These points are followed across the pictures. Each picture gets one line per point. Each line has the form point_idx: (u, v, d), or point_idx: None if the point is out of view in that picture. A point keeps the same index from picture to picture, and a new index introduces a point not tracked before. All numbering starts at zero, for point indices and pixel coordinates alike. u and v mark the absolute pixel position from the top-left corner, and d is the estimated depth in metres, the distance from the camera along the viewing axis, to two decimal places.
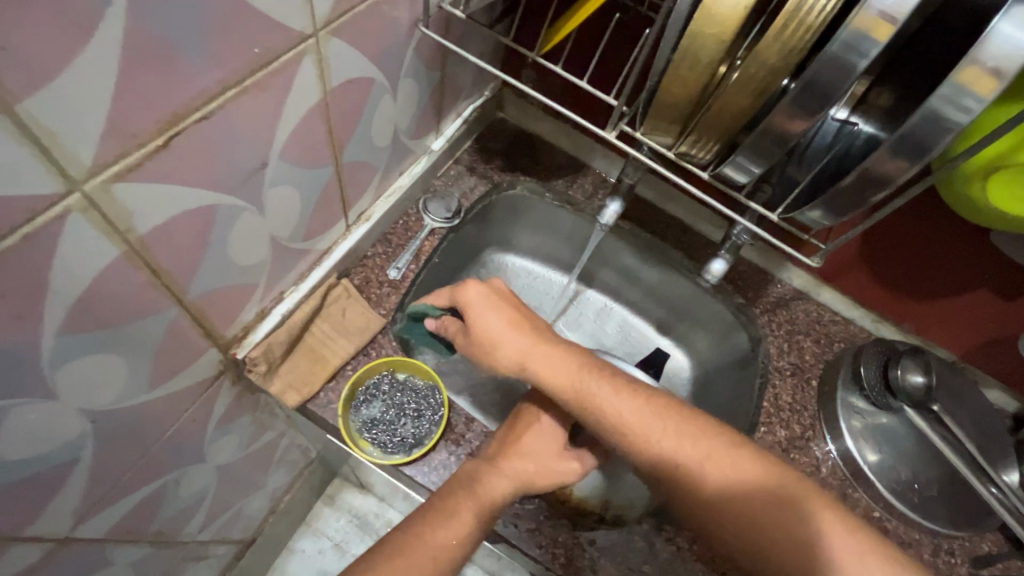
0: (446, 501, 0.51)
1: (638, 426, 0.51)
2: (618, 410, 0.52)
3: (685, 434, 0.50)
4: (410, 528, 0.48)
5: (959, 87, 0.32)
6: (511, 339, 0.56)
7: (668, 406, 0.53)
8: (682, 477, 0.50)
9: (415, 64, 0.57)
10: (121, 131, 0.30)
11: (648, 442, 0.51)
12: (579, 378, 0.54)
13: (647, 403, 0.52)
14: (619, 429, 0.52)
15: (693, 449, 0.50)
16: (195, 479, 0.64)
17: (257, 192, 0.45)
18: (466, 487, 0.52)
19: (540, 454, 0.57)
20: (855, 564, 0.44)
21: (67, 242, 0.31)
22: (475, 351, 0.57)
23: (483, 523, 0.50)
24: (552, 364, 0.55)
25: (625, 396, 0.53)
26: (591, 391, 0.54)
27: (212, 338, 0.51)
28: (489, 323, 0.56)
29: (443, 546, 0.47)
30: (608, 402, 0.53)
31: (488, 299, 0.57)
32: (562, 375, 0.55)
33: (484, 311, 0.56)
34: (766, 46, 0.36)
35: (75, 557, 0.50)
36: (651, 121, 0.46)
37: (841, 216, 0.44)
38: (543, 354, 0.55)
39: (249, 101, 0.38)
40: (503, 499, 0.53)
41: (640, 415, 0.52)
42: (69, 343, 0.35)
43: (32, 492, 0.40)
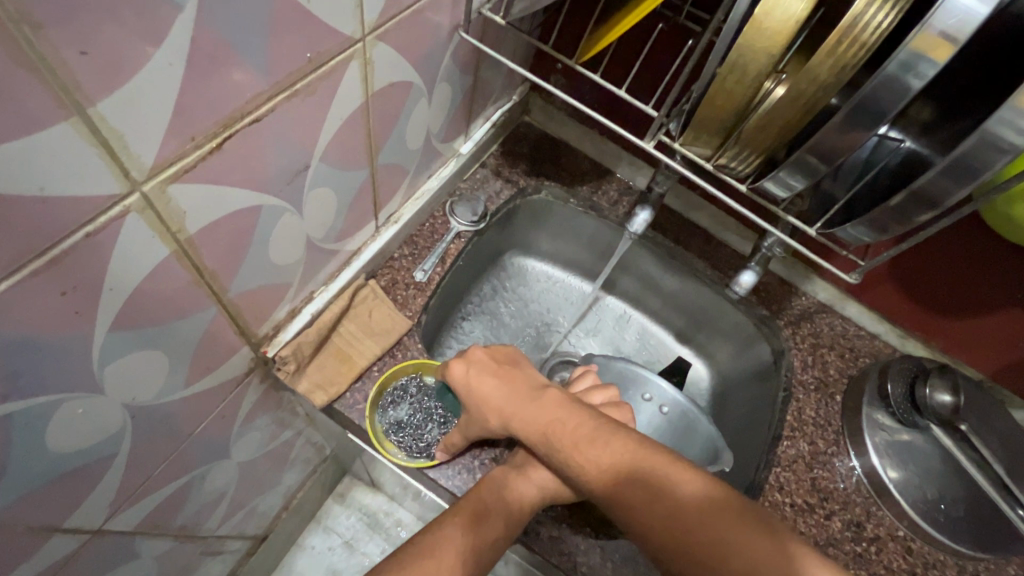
0: (474, 504, 0.51)
1: (592, 461, 0.50)
2: (570, 441, 0.52)
3: (634, 461, 0.49)
4: (440, 531, 0.49)
5: (1021, 110, 0.31)
6: (503, 405, 0.56)
7: (619, 436, 0.51)
8: (626, 506, 0.48)
9: (451, 68, 0.57)
10: (181, 133, 0.30)
11: (598, 472, 0.50)
12: (546, 421, 0.54)
13: (597, 433, 0.52)
14: (580, 466, 0.51)
15: (639, 477, 0.48)
16: (220, 474, 0.65)
17: (299, 193, 0.45)
18: (494, 492, 0.52)
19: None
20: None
21: (125, 241, 0.31)
22: (473, 425, 0.56)
23: (513, 529, 0.51)
24: (534, 416, 0.55)
25: (580, 431, 0.52)
26: (547, 427, 0.54)
27: (246, 336, 0.51)
28: (477, 397, 0.57)
29: (471, 546, 0.48)
30: (561, 433, 0.53)
31: (472, 371, 0.58)
32: (535, 417, 0.55)
33: (467, 381, 0.58)
34: (817, 63, 0.36)
35: (106, 548, 0.51)
36: (691, 132, 0.46)
37: (883, 234, 0.44)
38: (530, 410, 0.55)
39: (298, 103, 0.38)
40: (531, 507, 0.53)
41: (592, 446, 0.51)
42: (117, 340, 0.35)
43: (73, 485, 0.40)
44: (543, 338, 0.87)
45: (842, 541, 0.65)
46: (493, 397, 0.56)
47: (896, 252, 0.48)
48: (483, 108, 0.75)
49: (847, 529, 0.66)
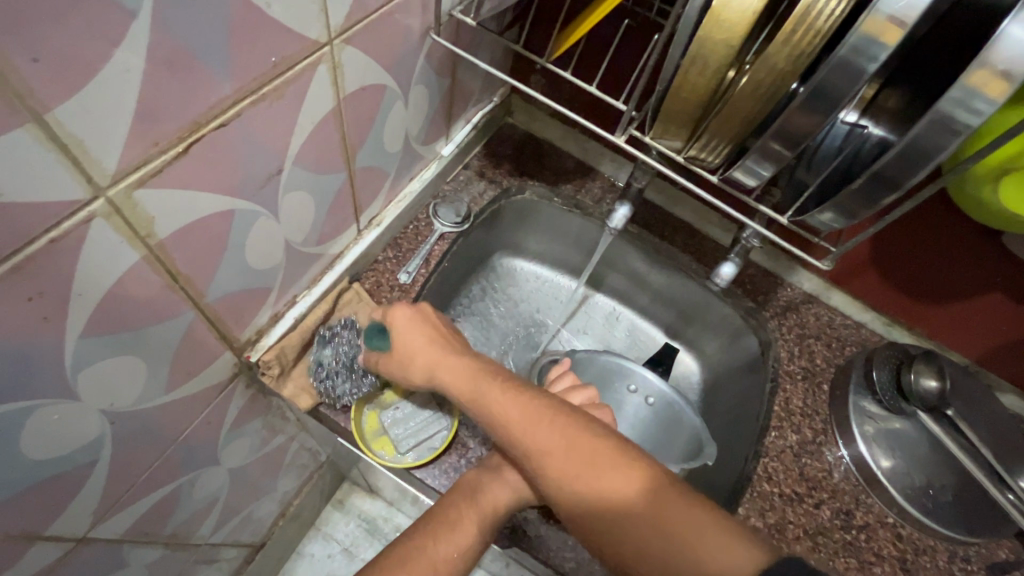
0: (448, 511, 0.51)
1: (515, 426, 0.50)
2: (505, 423, 0.51)
3: (562, 428, 0.49)
4: (411, 539, 0.49)
5: (970, 91, 0.32)
6: (430, 356, 0.56)
7: (546, 403, 0.51)
8: (549, 473, 0.48)
9: (426, 71, 0.58)
10: (144, 138, 0.31)
11: (536, 457, 0.49)
12: (472, 380, 0.54)
13: (523, 397, 0.52)
14: (499, 427, 0.51)
15: (577, 464, 0.47)
16: (210, 481, 0.65)
17: (273, 197, 0.46)
18: (469, 498, 0.52)
19: None
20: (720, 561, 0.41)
21: (91, 247, 0.32)
22: (396, 366, 0.58)
23: (488, 532, 0.51)
24: (457, 373, 0.55)
25: (506, 392, 0.52)
26: (477, 403, 0.53)
27: (227, 341, 0.51)
28: (411, 342, 0.57)
29: (443, 558, 0.48)
30: (493, 413, 0.52)
31: (409, 318, 0.58)
32: (461, 374, 0.55)
33: (399, 327, 0.58)
34: (774, 51, 0.36)
35: (92, 556, 0.51)
36: (660, 125, 0.46)
37: (852, 219, 0.44)
38: (453, 368, 0.55)
39: (266, 107, 0.39)
40: (507, 509, 0.53)
41: (513, 407, 0.51)
42: (89, 346, 0.36)
43: (52, 492, 0.40)
44: (531, 338, 0.87)
45: (832, 530, 0.65)
46: (420, 348, 0.57)
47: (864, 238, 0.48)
48: (465, 111, 0.75)
49: (837, 517, 0.66)
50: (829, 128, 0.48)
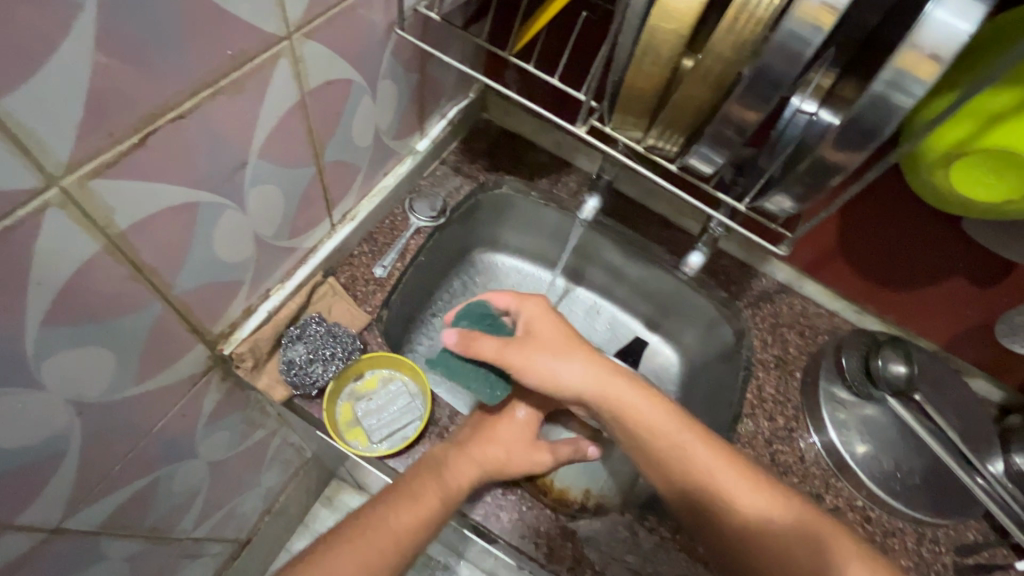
0: (411, 484, 0.53)
1: (670, 445, 0.54)
2: (675, 443, 0.54)
3: (714, 458, 0.53)
4: (372, 512, 0.51)
5: (901, 73, 0.33)
6: (570, 352, 0.59)
7: (703, 435, 0.55)
8: (699, 491, 0.52)
9: (393, 66, 0.59)
10: (96, 129, 0.32)
11: (690, 474, 0.53)
12: (628, 393, 0.57)
13: (677, 418, 0.56)
14: (652, 441, 0.55)
15: (714, 462, 0.53)
16: (189, 474, 0.66)
17: (239, 190, 0.46)
18: (433, 471, 0.54)
19: (509, 440, 0.59)
20: None
21: (48, 236, 0.33)
22: (531, 353, 0.58)
23: (449, 506, 0.53)
24: (609, 380, 0.57)
25: (661, 415, 0.56)
26: (640, 418, 0.56)
27: (199, 333, 0.52)
28: (547, 330, 0.60)
29: (404, 528, 0.50)
30: (663, 432, 0.55)
31: (546, 312, 0.62)
32: (615, 385, 0.57)
33: (532, 316, 0.61)
34: (720, 39, 0.37)
35: (69, 548, 0.51)
36: (619, 116, 0.47)
37: (806, 203, 0.45)
38: (607, 372, 0.58)
39: (225, 100, 0.39)
40: (470, 485, 0.55)
41: (672, 428, 0.55)
42: (51, 335, 0.37)
43: (21, 482, 0.41)
44: None
45: None
46: (551, 337, 0.59)
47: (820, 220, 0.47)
48: (439, 106, 0.76)
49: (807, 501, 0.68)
50: (785, 118, 0.49)
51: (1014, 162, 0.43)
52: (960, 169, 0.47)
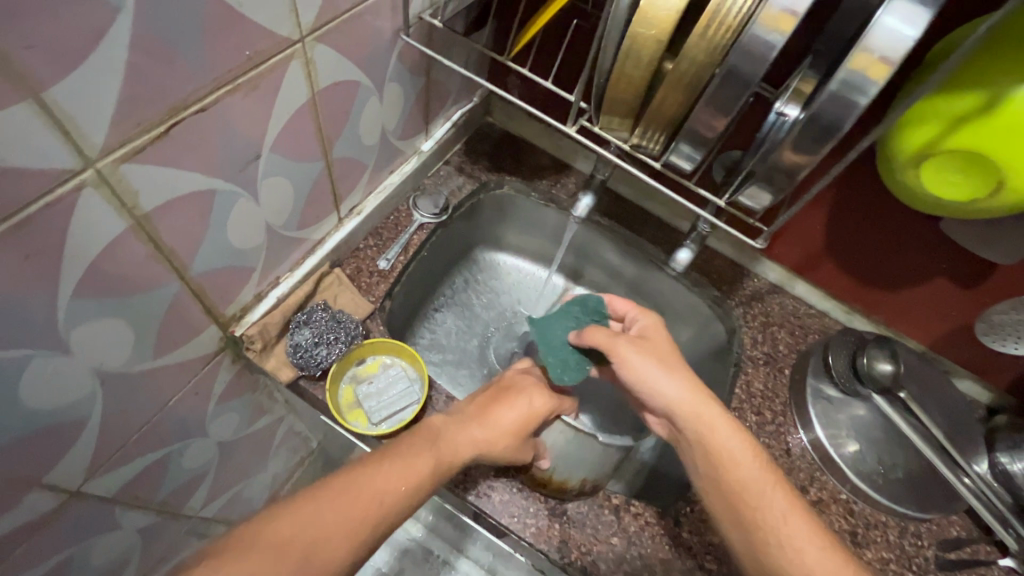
0: (406, 448, 0.53)
1: (746, 481, 0.49)
2: (753, 485, 0.49)
3: (787, 508, 0.48)
4: (362, 467, 0.49)
5: (854, 73, 0.35)
6: (676, 366, 0.56)
7: (787, 486, 0.49)
8: (761, 535, 0.47)
9: (399, 70, 0.63)
10: (127, 118, 0.36)
11: (757, 514, 0.48)
12: (715, 418, 0.52)
13: (761, 459, 0.51)
14: (729, 472, 0.50)
15: (787, 511, 0.47)
16: (199, 452, 0.69)
17: (251, 181, 0.50)
18: (428, 440, 0.55)
19: (504, 422, 0.60)
20: None
21: (82, 213, 0.37)
22: (645, 353, 0.56)
23: (438, 478, 0.53)
24: (702, 404, 0.53)
25: (744, 450, 0.51)
26: (725, 451, 0.51)
27: (212, 314, 0.56)
28: (663, 343, 0.58)
29: (393, 490, 0.48)
30: (745, 471, 0.49)
31: (656, 329, 0.60)
32: (705, 407, 0.53)
33: (646, 326, 0.60)
34: (693, 44, 0.40)
35: (88, 512, 0.55)
36: (605, 116, 0.51)
37: (777, 196, 0.46)
38: (708, 400, 0.53)
39: (241, 96, 0.43)
40: (463, 459, 0.56)
41: (752, 466, 0.50)
42: (80, 305, 0.40)
43: (48, 442, 0.45)
44: (512, 328, 0.92)
45: None
46: (662, 348, 0.57)
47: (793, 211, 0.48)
48: (444, 109, 0.80)
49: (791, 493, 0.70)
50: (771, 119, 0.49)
51: (985, 165, 0.46)
52: (933, 172, 0.49)
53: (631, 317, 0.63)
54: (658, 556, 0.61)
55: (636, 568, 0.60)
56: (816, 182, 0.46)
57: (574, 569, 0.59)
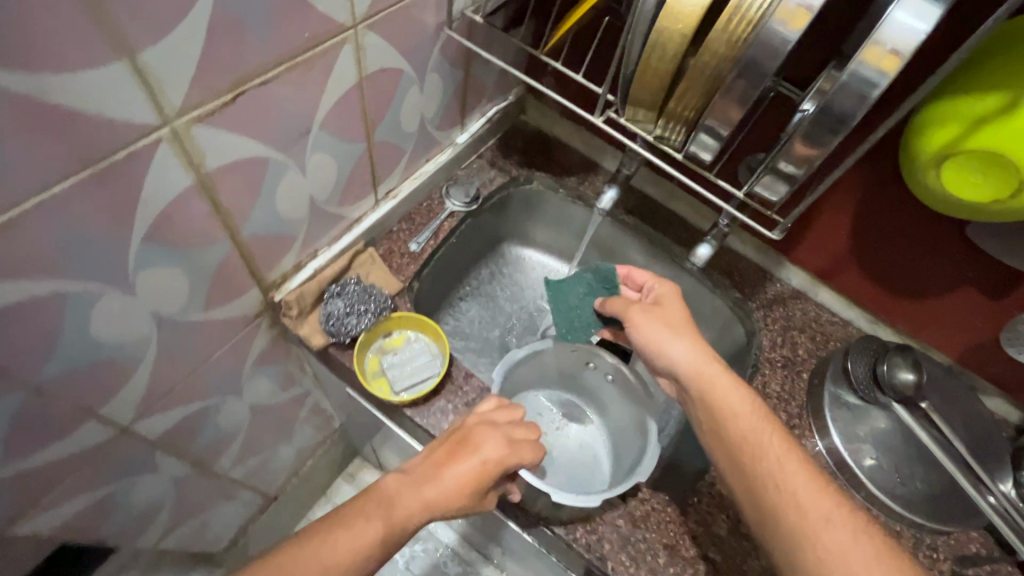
0: (353, 515, 0.52)
1: (745, 430, 0.50)
2: (752, 435, 0.50)
3: (786, 456, 0.48)
4: (306, 541, 0.49)
5: (867, 65, 0.37)
6: (684, 330, 0.57)
7: (787, 436, 0.50)
8: (759, 481, 0.48)
9: (440, 62, 0.67)
10: (202, 85, 0.41)
11: (756, 461, 0.49)
12: (715, 372, 0.54)
13: (761, 410, 0.52)
14: (729, 424, 0.51)
15: (786, 458, 0.48)
16: (233, 411, 0.74)
17: (301, 154, 0.55)
18: (377, 504, 0.53)
19: (454, 481, 0.55)
20: None
21: (157, 165, 0.41)
22: (655, 318, 0.59)
23: (389, 544, 0.51)
24: (704, 360, 0.55)
25: (744, 402, 0.52)
26: (725, 403, 0.52)
27: (256, 277, 0.61)
28: (675, 310, 0.60)
29: (336, 563, 0.48)
30: (744, 422, 0.51)
31: (669, 295, 0.62)
32: (706, 363, 0.54)
33: (660, 293, 0.62)
34: (715, 37, 0.43)
35: (134, 452, 0.60)
36: (630, 108, 0.53)
37: (793, 186, 0.48)
38: (712, 359, 0.55)
39: (299, 74, 0.48)
40: (416, 522, 0.53)
41: (751, 417, 0.51)
42: (147, 251, 0.45)
43: (108, 376, 0.50)
44: (533, 321, 0.94)
45: None
46: (672, 314, 0.59)
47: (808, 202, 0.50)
48: (480, 105, 0.84)
49: None
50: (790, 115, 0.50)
51: (1004, 164, 0.46)
52: (953, 173, 0.50)
53: (648, 285, 0.65)
54: (663, 542, 0.62)
55: (640, 551, 0.61)
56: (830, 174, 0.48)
57: (578, 546, 0.61)
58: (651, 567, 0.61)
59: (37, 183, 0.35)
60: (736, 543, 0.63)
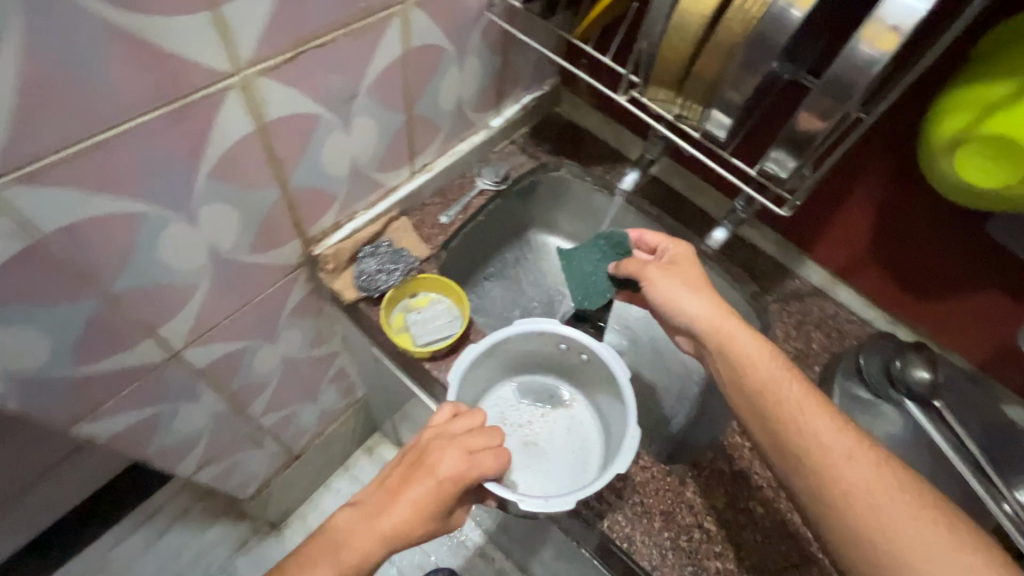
0: (308, 557, 0.53)
1: (766, 375, 0.53)
2: (771, 381, 0.53)
3: (804, 399, 0.51)
4: None
5: (866, 42, 0.40)
6: (703, 291, 0.59)
7: (803, 381, 0.53)
8: (781, 424, 0.51)
9: (480, 45, 0.72)
10: (269, 40, 0.47)
11: (776, 406, 0.52)
12: (734, 325, 0.56)
13: (777, 355, 0.55)
14: (747, 373, 0.54)
15: (806, 400, 0.51)
16: (268, 358, 0.80)
17: (347, 116, 0.61)
18: (331, 546, 0.53)
19: (410, 506, 0.54)
20: (935, 542, 0.43)
21: (225, 108, 0.48)
22: (674, 278, 0.61)
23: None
24: (723, 314, 0.57)
25: (762, 352, 0.55)
26: (744, 353, 0.55)
27: (299, 229, 0.67)
28: (692, 271, 0.62)
29: None
30: (762, 369, 0.54)
31: (686, 257, 0.64)
32: (727, 318, 0.57)
33: (676, 256, 0.64)
34: (731, 17, 0.47)
35: (180, 378, 0.66)
36: (652, 88, 0.57)
37: (801, 160, 0.50)
38: (731, 314, 0.57)
39: (351, 40, 0.54)
40: (375, 558, 0.53)
41: (771, 365, 0.54)
42: (210, 187, 0.52)
43: (166, 299, 0.56)
44: (551, 306, 0.97)
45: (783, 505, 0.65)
46: (687, 276, 0.61)
47: (818, 176, 0.52)
48: (516, 91, 0.88)
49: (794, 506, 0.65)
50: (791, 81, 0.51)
51: (1013, 151, 0.48)
52: (965, 161, 0.51)
53: (662, 246, 0.67)
54: (660, 507, 0.64)
55: (636, 513, 0.64)
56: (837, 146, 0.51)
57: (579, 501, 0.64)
58: (646, 529, 0.63)
59: (128, 111, 0.41)
60: (732, 516, 0.64)
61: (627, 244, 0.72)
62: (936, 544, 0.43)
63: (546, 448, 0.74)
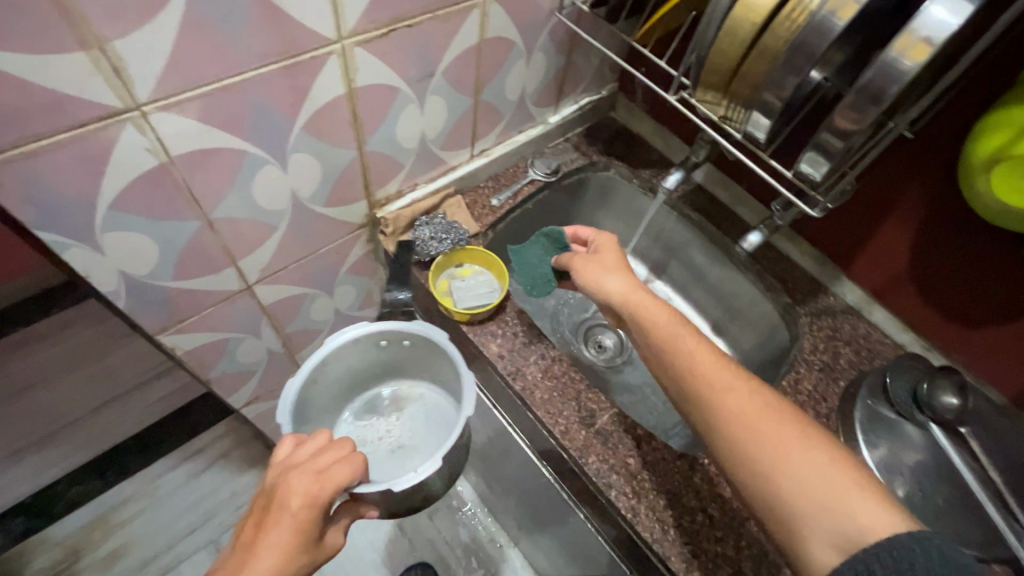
0: None
1: (663, 327, 0.58)
2: (667, 333, 0.58)
3: (694, 347, 0.56)
4: None
5: (900, 52, 0.44)
6: (619, 274, 0.65)
7: (695, 332, 0.58)
8: (677, 373, 0.55)
9: (548, 43, 0.79)
10: (370, 15, 0.55)
11: (674, 355, 0.56)
12: (638, 295, 0.62)
13: (669, 309, 0.60)
14: (647, 330, 0.59)
15: (695, 347, 0.56)
16: (323, 309, 0.89)
17: (423, 93, 0.68)
18: None
19: (270, 551, 0.48)
20: (802, 455, 0.47)
21: (326, 70, 0.56)
22: (588, 267, 0.67)
23: None
24: (630, 286, 0.63)
25: (658, 311, 0.60)
26: (646, 314, 0.60)
27: (368, 191, 0.75)
28: (611, 258, 0.68)
29: None
30: (658, 324, 0.59)
31: (603, 249, 0.69)
32: (631, 292, 0.62)
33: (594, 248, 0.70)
34: (778, 24, 0.51)
35: (249, 310, 0.75)
36: (700, 89, 0.62)
37: (831, 160, 0.54)
38: (637, 289, 0.63)
39: (437, 24, 0.62)
40: None
41: (668, 321, 0.59)
42: (303, 137, 0.60)
43: (249, 233, 0.65)
44: (585, 300, 1.02)
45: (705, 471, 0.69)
46: (594, 269, 0.66)
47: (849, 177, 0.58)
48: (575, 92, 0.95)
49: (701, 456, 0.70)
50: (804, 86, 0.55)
51: None
52: (1001, 183, 0.54)
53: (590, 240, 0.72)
54: (666, 488, 0.67)
55: (643, 489, 0.67)
56: (873, 150, 0.56)
57: (589, 470, 0.68)
58: (651, 505, 0.66)
59: (254, 62, 0.50)
60: (738, 507, 0.66)
61: (565, 239, 0.76)
62: (806, 462, 0.47)
63: (413, 444, 0.80)
